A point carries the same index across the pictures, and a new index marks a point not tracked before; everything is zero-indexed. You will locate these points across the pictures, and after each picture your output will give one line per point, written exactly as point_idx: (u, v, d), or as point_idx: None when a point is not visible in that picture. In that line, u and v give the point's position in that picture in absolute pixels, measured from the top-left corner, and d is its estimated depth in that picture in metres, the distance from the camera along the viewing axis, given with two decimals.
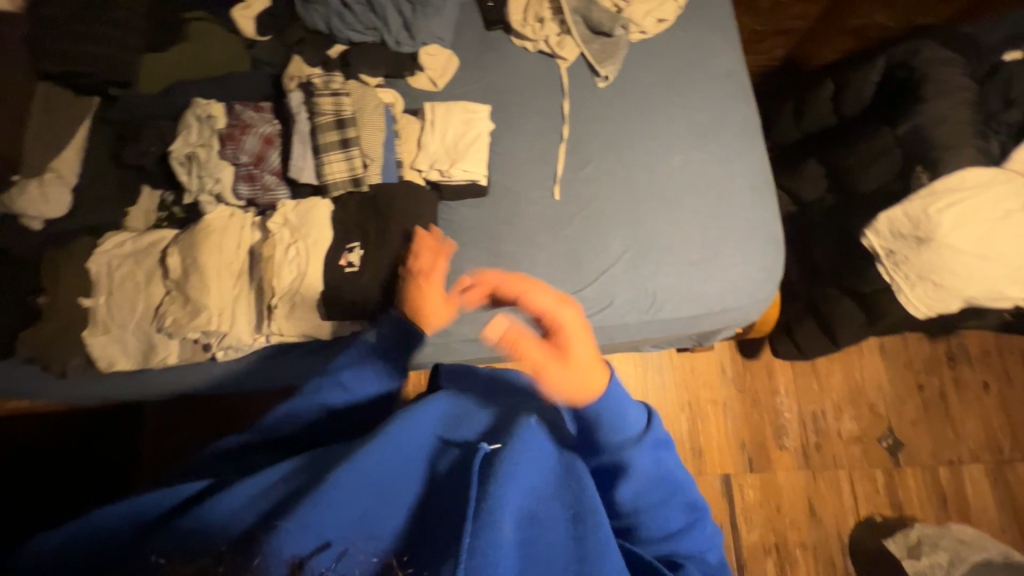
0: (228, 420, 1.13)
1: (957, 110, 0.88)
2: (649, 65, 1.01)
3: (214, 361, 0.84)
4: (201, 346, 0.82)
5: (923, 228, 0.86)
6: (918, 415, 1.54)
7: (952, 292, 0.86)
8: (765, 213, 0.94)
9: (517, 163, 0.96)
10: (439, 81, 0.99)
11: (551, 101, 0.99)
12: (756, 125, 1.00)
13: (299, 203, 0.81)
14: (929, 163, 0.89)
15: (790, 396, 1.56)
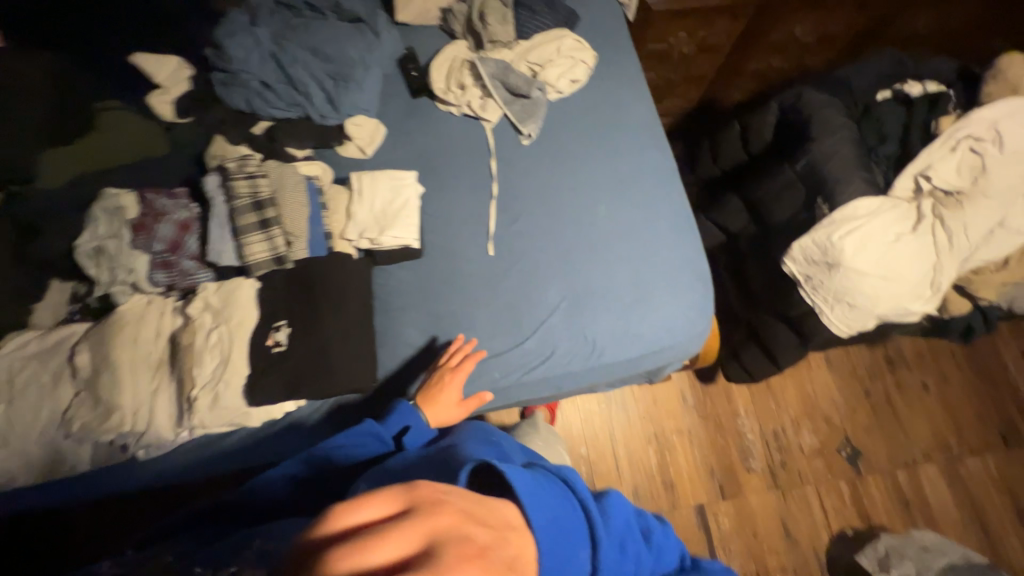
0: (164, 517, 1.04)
1: (842, 147, 0.97)
2: (568, 122, 1.07)
3: (135, 460, 0.78)
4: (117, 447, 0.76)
5: (831, 255, 0.92)
6: (870, 422, 1.60)
7: (865, 312, 0.92)
8: (689, 252, 0.99)
9: (450, 222, 0.98)
10: (368, 149, 1.01)
11: (479, 162, 1.04)
12: (671, 169, 1.07)
13: (221, 286, 0.78)
14: (826, 195, 0.96)
15: (750, 417, 1.59)
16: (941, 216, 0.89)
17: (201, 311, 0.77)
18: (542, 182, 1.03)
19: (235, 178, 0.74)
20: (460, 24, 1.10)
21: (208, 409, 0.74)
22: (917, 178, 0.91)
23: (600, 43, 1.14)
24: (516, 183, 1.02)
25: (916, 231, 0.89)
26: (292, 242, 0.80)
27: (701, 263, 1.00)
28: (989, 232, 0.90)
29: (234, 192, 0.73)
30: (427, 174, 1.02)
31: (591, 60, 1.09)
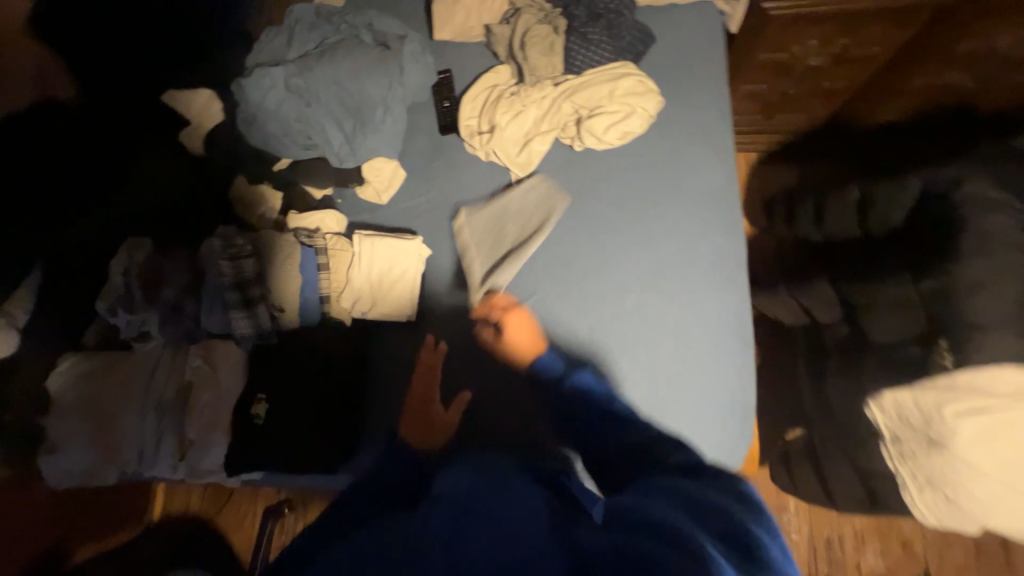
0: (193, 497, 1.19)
1: (1003, 275, 0.66)
2: (613, 182, 0.88)
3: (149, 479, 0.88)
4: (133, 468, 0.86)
5: (935, 429, 0.67)
6: (964, 562, 1.27)
7: (968, 515, 0.67)
8: (730, 373, 0.81)
9: (455, 290, 0.89)
10: (384, 196, 0.94)
11: (499, 223, 0.91)
12: (734, 257, 0.85)
13: (217, 349, 0.82)
14: (956, 340, 0.69)
15: (802, 516, 1.35)
16: None
17: (196, 369, 0.81)
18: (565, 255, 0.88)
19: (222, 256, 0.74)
20: (503, 48, 0.93)
21: (198, 461, 0.79)
22: None
23: (676, 78, 0.90)
24: (534, 255, 0.89)
25: None
26: (279, 317, 0.79)
27: (744, 391, 0.80)
28: None
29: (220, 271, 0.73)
30: (441, 231, 0.92)
31: (655, 105, 0.87)
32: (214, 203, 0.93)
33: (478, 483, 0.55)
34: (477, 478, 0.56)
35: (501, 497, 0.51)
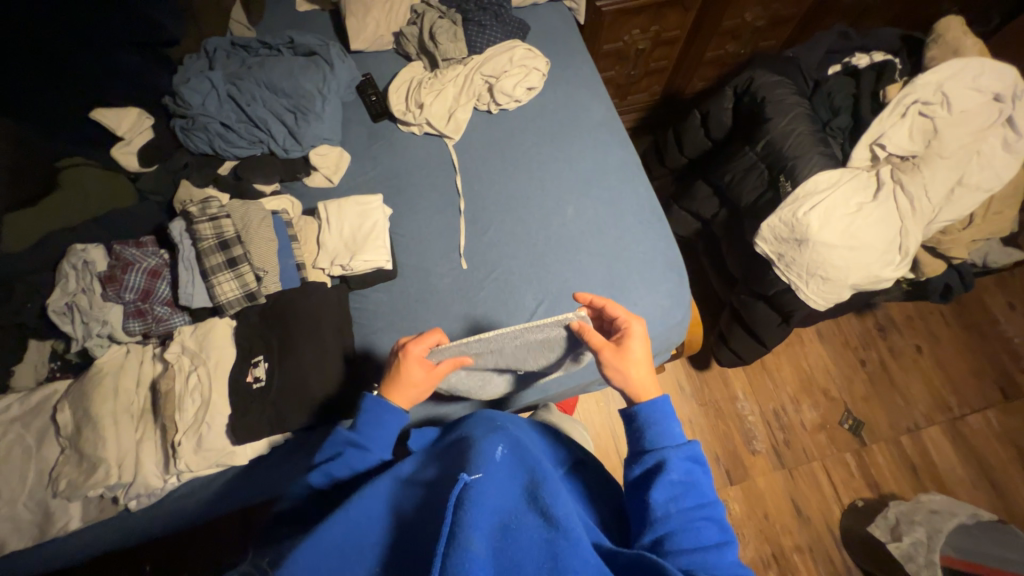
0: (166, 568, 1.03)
1: (797, 123, 0.98)
2: (529, 130, 1.09)
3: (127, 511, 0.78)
4: (107, 500, 0.77)
5: (798, 230, 0.92)
6: (867, 390, 1.59)
7: (839, 283, 0.92)
8: (660, 243, 1.00)
9: (423, 240, 1.00)
10: (335, 176, 1.03)
11: (445, 178, 1.05)
12: (634, 162, 1.08)
13: (199, 330, 0.79)
14: (788, 172, 0.97)
15: (749, 399, 1.59)
16: (900, 181, 0.90)
17: (177, 357, 0.77)
18: (508, 189, 1.04)
19: (197, 221, 0.77)
20: (413, 46, 1.12)
21: (194, 450, 0.73)
22: (873, 147, 0.92)
23: (551, 51, 1.18)
24: (482, 194, 1.04)
25: (877, 198, 0.90)
26: (262, 277, 0.81)
27: (673, 254, 1.01)
28: (953, 188, 0.89)
29: (199, 235, 0.76)
30: (396, 196, 1.03)
31: (544, 66, 1.11)
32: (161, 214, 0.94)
33: (522, 457, 0.55)
34: (524, 454, 0.55)
35: (534, 487, 0.51)
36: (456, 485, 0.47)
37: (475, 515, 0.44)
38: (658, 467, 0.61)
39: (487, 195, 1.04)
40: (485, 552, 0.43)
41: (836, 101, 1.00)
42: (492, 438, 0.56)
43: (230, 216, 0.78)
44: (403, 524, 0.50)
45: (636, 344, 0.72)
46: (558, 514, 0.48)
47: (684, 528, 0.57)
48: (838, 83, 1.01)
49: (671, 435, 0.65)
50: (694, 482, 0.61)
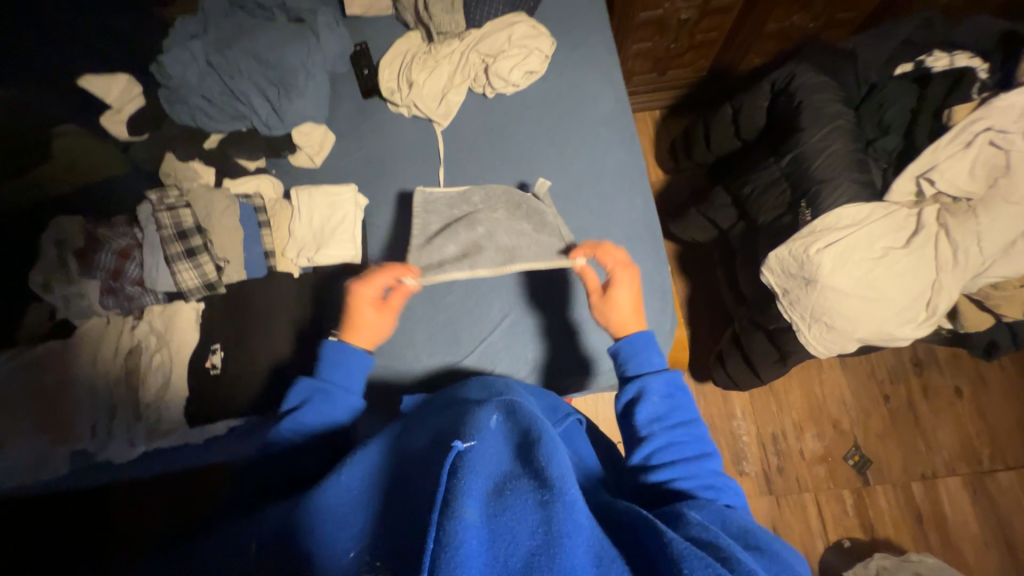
0: None
1: (835, 138, 0.82)
2: (525, 119, 1.00)
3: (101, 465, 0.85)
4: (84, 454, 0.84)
5: (807, 268, 0.80)
6: (886, 428, 1.44)
7: (844, 335, 0.81)
8: (648, 263, 0.93)
9: (394, 233, 0.95)
10: (317, 158, 0.99)
11: (427, 167, 0.99)
12: (637, 166, 0.98)
13: (166, 311, 0.84)
14: (810, 197, 0.82)
15: (747, 418, 1.46)
16: (946, 225, 0.76)
17: (144, 334, 0.84)
18: (493, 186, 0.97)
19: (158, 211, 0.80)
20: (411, 15, 1.03)
21: (157, 421, 0.81)
22: (919, 180, 0.77)
23: (565, 27, 1.05)
24: (463, 191, 0.98)
25: (909, 245, 0.76)
26: (224, 267, 0.84)
27: (661, 277, 0.93)
28: (1009, 245, 0.75)
29: (160, 224, 0.80)
30: (375, 182, 0.99)
31: (548, 47, 1.00)
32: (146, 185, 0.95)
33: (517, 416, 0.50)
34: (520, 414, 0.50)
35: (528, 446, 0.46)
36: (448, 453, 0.43)
37: (470, 482, 0.40)
38: (638, 399, 0.64)
39: (471, 189, 0.97)
40: (480, 517, 0.38)
41: (887, 114, 0.83)
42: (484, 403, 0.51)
43: (188, 207, 0.81)
44: (398, 495, 0.47)
45: (622, 292, 0.74)
46: (555, 472, 0.42)
47: (669, 447, 0.61)
48: (897, 90, 0.83)
49: (651, 359, 0.68)
50: (676, 404, 0.64)
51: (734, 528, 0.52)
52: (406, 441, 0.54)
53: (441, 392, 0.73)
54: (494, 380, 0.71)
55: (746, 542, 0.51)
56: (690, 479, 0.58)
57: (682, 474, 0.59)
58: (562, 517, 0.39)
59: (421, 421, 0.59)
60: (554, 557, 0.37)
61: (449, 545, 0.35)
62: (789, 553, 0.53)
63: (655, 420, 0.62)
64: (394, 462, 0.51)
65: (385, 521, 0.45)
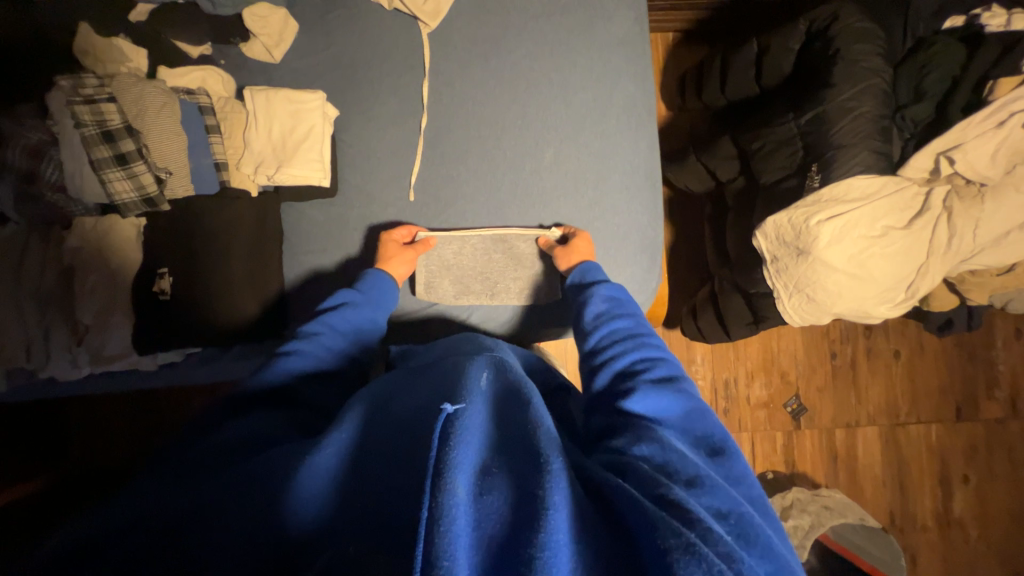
0: (95, 413, 1.09)
1: (863, 99, 0.74)
2: (527, 32, 0.86)
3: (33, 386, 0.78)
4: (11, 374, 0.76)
5: (803, 239, 0.77)
6: (825, 382, 1.56)
7: (823, 308, 0.81)
8: (641, 217, 0.88)
9: (370, 157, 0.85)
10: (276, 53, 0.83)
11: (409, 80, 0.85)
12: (645, 104, 0.88)
13: (101, 226, 0.72)
14: (822, 163, 0.77)
15: (705, 365, 1.53)
16: (949, 210, 0.75)
17: (77, 250, 0.72)
18: (484, 111, 0.86)
19: (73, 102, 0.66)
20: None
21: (100, 347, 0.73)
22: (938, 158, 0.74)
23: None
24: (450, 112, 0.85)
25: (909, 226, 0.75)
26: (166, 179, 0.72)
27: (652, 231, 0.88)
28: (998, 238, 0.76)
29: (79, 120, 0.66)
30: (347, 91, 0.84)
31: None
32: (31, 52, 0.73)
33: (506, 384, 0.50)
34: (510, 382, 0.50)
35: (517, 418, 0.46)
36: (437, 417, 0.41)
37: (461, 454, 0.38)
38: (594, 317, 0.68)
39: (459, 112, 0.85)
40: (469, 494, 0.37)
41: (926, 79, 0.75)
42: (475, 367, 0.50)
43: (116, 104, 0.68)
44: (379, 456, 0.44)
45: (583, 245, 0.81)
46: (546, 444, 0.42)
47: (625, 364, 0.60)
48: (944, 49, 0.74)
49: (632, 312, 0.68)
50: (632, 329, 0.65)
51: (685, 467, 0.46)
52: (390, 403, 0.50)
53: (424, 348, 0.70)
54: (479, 335, 0.68)
55: (695, 481, 0.45)
56: (649, 404, 0.54)
57: (643, 396, 0.55)
58: (554, 491, 0.38)
59: (404, 379, 0.56)
60: (537, 535, 0.35)
61: (441, 519, 0.34)
62: (761, 520, 0.45)
63: (612, 340, 0.64)
64: (380, 423, 0.47)
65: (360, 495, 0.41)
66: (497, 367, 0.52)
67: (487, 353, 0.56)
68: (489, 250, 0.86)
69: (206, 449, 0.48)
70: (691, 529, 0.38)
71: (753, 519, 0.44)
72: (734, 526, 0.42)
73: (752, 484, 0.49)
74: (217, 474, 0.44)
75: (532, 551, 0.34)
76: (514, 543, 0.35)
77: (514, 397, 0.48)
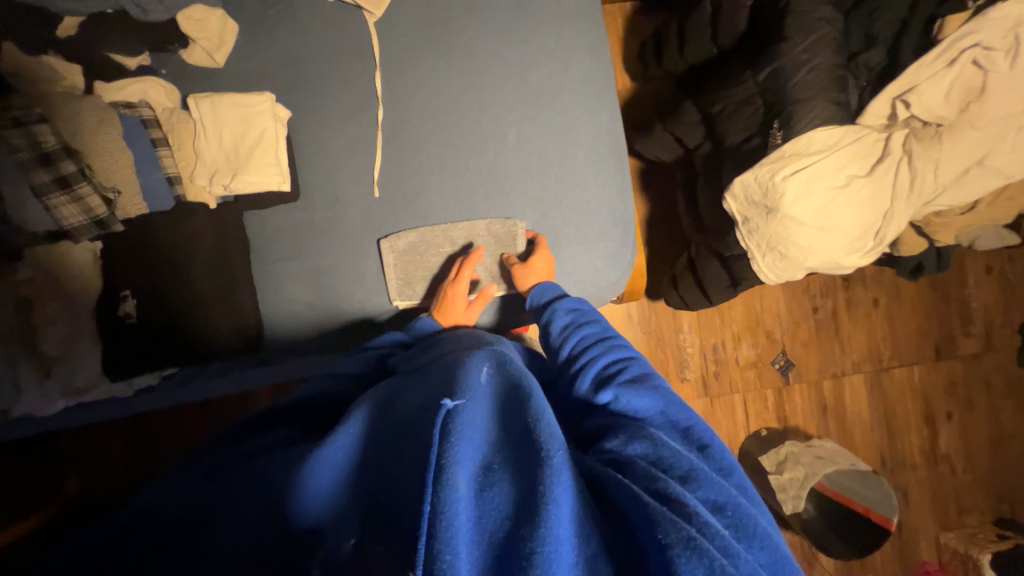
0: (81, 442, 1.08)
1: (817, 51, 0.74)
2: (477, 12, 0.83)
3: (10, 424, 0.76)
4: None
5: (770, 197, 0.78)
6: (810, 336, 1.59)
7: (796, 263, 0.82)
8: (611, 190, 0.87)
9: (328, 157, 0.82)
10: (218, 56, 0.80)
11: (361, 71, 0.82)
12: (605, 76, 0.87)
13: (51, 254, 0.70)
14: (783, 119, 0.77)
15: (693, 332, 1.55)
16: (910, 153, 0.76)
17: (31, 281, 0.69)
18: (441, 98, 0.84)
19: (2, 125, 0.62)
20: None
21: (71, 377, 0.72)
22: (895, 103, 0.74)
23: None
24: (406, 103, 0.83)
25: (872, 173, 0.76)
26: (117, 198, 0.69)
27: (624, 203, 0.88)
28: (958, 176, 0.77)
29: (10, 143, 0.62)
30: (298, 90, 0.82)
31: None
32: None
33: (511, 380, 0.50)
34: (513, 377, 0.51)
35: (517, 410, 0.46)
36: (437, 412, 0.42)
37: (461, 450, 0.39)
38: (572, 325, 0.72)
39: (415, 101, 0.83)
40: (470, 490, 0.38)
41: (879, 23, 0.75)
42: (475, 364, 0.51)
43: (48, 121, 0.63)
44: (384, 454, 0.46)
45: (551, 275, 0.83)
46: (546, 438, 0.42)
47: (605, 372, 0.63)
48: None
49: (599, 320, 0.73)
50: (606, 338, 0.69)
51: (679, 461, 0.48)
52: (393, 401, 0.52)
53: (423, 346, 0.70)
54: (480, 330, 0.69)
55: (689, 476, 0.47)
56: (618, 421, 0.56)
57: (611, 413, 0.58)
58: (553, 487, 0.38)
59: (408, 379, 0.56)
60: (538, 526, 0.36)
61: (443, 511, 0.35)
62: (762, 517, 0.47)
63: (591, 349, 0.68)
64: (385, 422, 0.49)
65: (365, 489, 0.45)
66: (497, 365, 0.53)
67: (488, 348, 0.57)
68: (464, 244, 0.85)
69: (234, 451, 0.56)
70: (688, 522, 0.40)
71: (749, 512, 0.45)
72: (731, 517, 0.44)
73: (744, 480, 0.50)
74: (242, 466, 0.51)
75: (530, 546, 0.35)
76: (514, 536, 0.36)
77: (511, 394, 0.49)
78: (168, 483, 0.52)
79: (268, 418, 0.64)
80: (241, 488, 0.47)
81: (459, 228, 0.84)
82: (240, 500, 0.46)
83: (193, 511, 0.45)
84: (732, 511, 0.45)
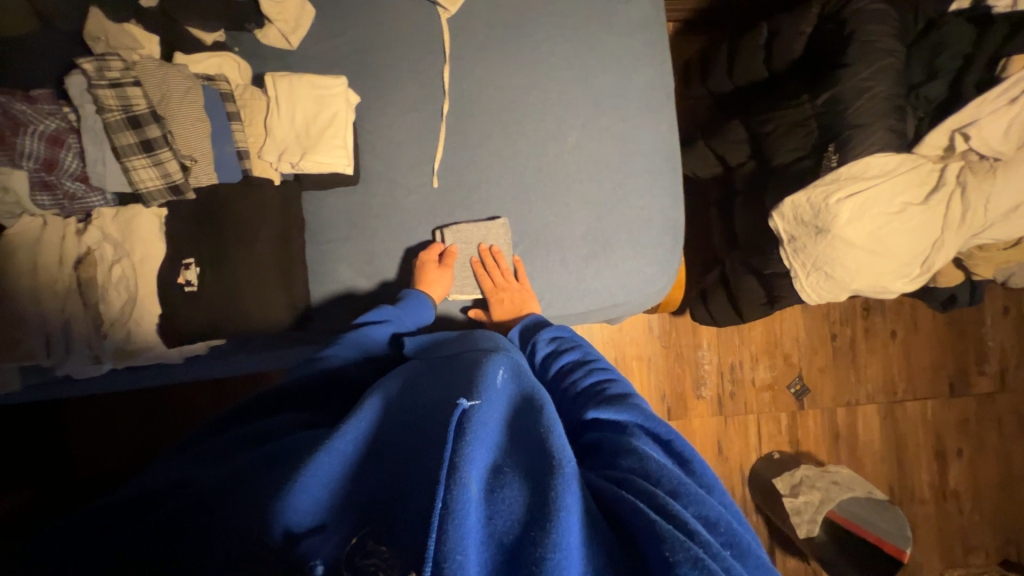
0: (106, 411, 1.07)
1: (878, 80, 0.76)
2: (547, 17, 0.86)
3: (54, 384, 0.76)
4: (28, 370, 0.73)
5: (822, 218, 0.79)
6: (826, 363, 1.60)
7: (842, 284, 0.83)
8: (663, 199, 0.89)
9: (390, 145, 0.84)
10: (293, 39, 0.81)
11: (429, 65, 0.84)
12: (664, 89, 0.89)
13: (122, 216, 0.71)
14: (840, 143, 0.79)
15: (711, 349, 1.56)
16: (964, 185, 0.78)
17: (98, 243, 0.70)
18: (505, 97, 0.85)
19: (99, 86, 0.65)
20: None
21: (125, 341, 0.71)
22: (954, 135, 0.77)
23: None
24: (471, 99, 0.85)
25: (927, 201, 0.78)
26: (190, 167, 0.70)
27: (674, 213, 0.90)
28: (1009, 211, 0.79)
29: (103, 104, 0.65)
30: (367, 78, 0.84)
31: None
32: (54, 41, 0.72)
33: (523, 391, 0.50)
34: (524, 389, 0.50)
35: (532, 419, 0.46)
36: (454, 412, 0.41)
37: (475, 449, 0.38)
38: (554, 354, 0.68)
39: (479, 98, 0.85)
40: (481, 491, 0.37)
41: (941, 58, 0.78)
42: (493, 365, 0.50)
43: (140, 87, 0.66)
44: (407, 449, 0.43)
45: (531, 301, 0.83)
46: (558, 449, 0.41)
47: (586, 394, 0.59)
48: (957, 28, 0.77)
49: (580, 344, 0.69)
50: (586, 360, 0.65)
51: (667, 473, 0.43)
52: (411, 394, 0.51)
53: (441, 338, 0.66)
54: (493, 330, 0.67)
55: (678, 489, 0.42)
56: (601, 436, 0.51)
57: (594, 430, 0.53)
58: (564, 494, 0.37)
59: (425, 371, 0.55)
60: (549, 533, 0.34)
61: (455, 510, 0.34)
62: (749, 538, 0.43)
63: (572, 374, 0.63)
64: (404, 416, 0.47)
65: (392, 479, 0.41)
66: (512, 371, 0.52)
67: (503, 352, 0.56)
68: (515, 241, 0.86)
69: (234, 435, 0.50)
70: (689, 538, 0.36)
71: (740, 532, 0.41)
72: (723, 535, 0.40)
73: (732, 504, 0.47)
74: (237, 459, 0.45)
75: (541, 551, 0.33)
76: (525, 542, 0.34)
77: (525, 404, 0.48)
78: (167, 465, 0.47)
79: (266, 401, 0.57)
80: (266, 461, 0.43)
81: (511, 224, 0.86)
82: (243, 495, 0.40)
83: (179, 514, 0.39)
84: (727, 531, 0.40)
